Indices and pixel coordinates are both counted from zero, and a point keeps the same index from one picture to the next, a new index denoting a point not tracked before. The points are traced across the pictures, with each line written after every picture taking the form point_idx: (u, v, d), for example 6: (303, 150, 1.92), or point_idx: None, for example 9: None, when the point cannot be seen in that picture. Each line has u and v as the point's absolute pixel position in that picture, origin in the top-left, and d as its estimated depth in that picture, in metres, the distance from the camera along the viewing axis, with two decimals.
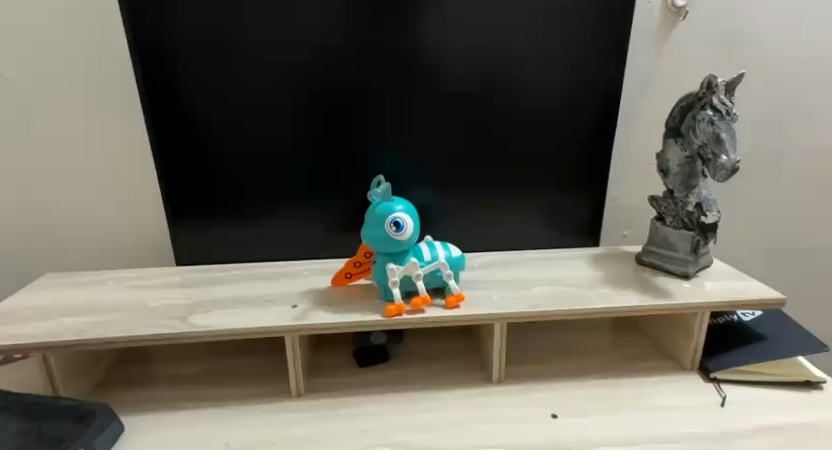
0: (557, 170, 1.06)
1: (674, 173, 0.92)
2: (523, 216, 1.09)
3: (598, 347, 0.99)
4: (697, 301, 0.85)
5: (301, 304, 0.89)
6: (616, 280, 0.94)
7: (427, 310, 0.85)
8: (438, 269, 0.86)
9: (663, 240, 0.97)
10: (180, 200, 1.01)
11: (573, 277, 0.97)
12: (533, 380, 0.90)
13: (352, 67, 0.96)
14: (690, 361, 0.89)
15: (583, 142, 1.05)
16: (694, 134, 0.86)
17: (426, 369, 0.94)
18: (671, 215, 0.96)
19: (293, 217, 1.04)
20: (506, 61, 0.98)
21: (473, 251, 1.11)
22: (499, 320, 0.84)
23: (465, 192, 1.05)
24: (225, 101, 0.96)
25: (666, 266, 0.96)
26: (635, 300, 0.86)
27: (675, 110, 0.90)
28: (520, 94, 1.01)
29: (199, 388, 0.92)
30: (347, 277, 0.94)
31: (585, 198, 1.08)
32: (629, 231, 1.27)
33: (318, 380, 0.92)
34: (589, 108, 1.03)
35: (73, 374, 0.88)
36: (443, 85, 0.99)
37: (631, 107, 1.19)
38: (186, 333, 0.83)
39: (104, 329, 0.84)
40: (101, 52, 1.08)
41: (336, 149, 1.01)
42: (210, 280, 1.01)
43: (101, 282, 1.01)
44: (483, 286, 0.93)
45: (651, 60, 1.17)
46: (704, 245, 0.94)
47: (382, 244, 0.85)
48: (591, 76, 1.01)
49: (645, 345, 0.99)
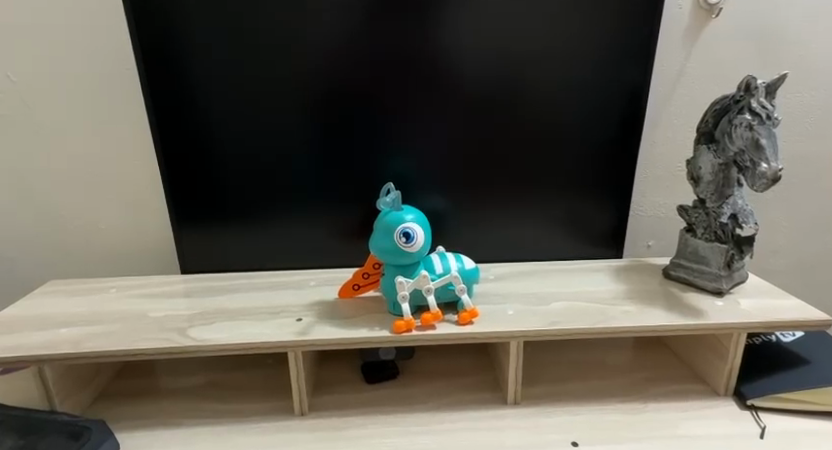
0: (577, 176, 1.00)
1: (706, 182, 0.86)
2: (541, 225, 1.03)
3: (622, 367, 0.93)
4: (732, 321, 0.78)
5: (306, 317, 0.85)
6: (641, 295, 0.88)
7: (438, 327, 0.79)
8: (451, 282, 0.81)
9: (692, 253, 0.90)
10: (185, 207, 0.98)
11: (594, 291, 0.91)
12: (552, 402, 0.84)
13: (364, 67, 0.92)
14: (724, 385, 0.83)
15: (607, 147, 0.99)
16: (730, 140, 0.80)
17: (437, 388, 0.89)
18: (703, 227, 0.89)
19: (301, 224, 1.01)
20: (524, 63, 0.93)
21: (488, 261, 1.05)
22: (516, 339, 0.79)
23: (480, 199, 1.00)
24: (231, 105, 0.93)
25: (696, 281, 0.89)
26: (664, 318, 0.80)
27: (709, 113, 0.83)
28: (538, 98, 0.95)
29: (200, 402, 0.88)
30: (354, 288, 0.90)
31: (607, 207, 1.03)
32: (654, 241, 1.21)
33: (323, 398, 0.87)
34: (612, 111, 0.97)
35: (71, 387, 0.85)
36: (457, 89, 0.94)
37: (658, 110, 1.13)
38: (186, 347, 0.79)
39: (102, 342, 0.80)
40: (107, 55, 1.06)
41: (345, 154, 0.97)
42: (214, 289, 0.98)
43: (105, 290, 0.98)
44: (499, 299, 0.88)
45: (679, 61, 1.10)
46: (739, 259, 0.87)
47: (391, 255, 0.80)
48: (617, 77, 0.95)
49: (674, 366, 0.92)
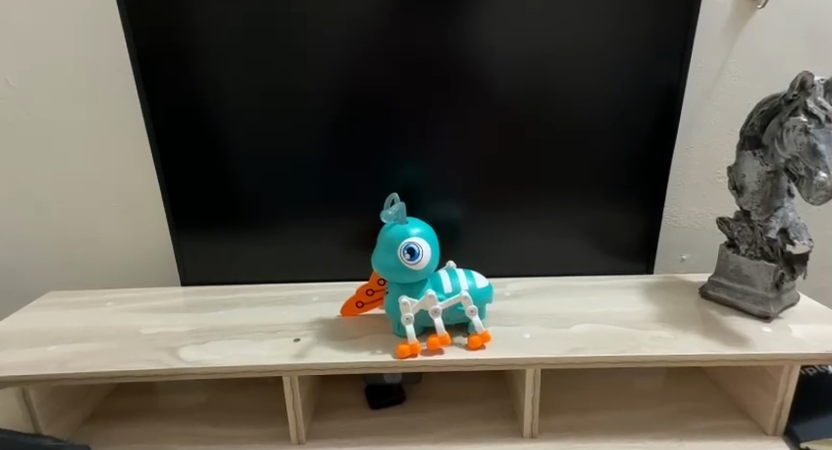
0: (604, 183, 0.91)
1: (750, 192, 0.77)
2: (563, 237, 0.95)
3: (652, 398, 0.84)
4: (784, 352, 0.69)
5: (305, 337, 0.78)
6: (675, 318, 0.79)
7: (446, 352, 0.72)
8: (460, 303, 0.73)
9: (735, 272, 0.81)
10: (185, 215, 0.93)
11: (622, 312, 0.82)
12: (572, 437, 0.76)
13: (371, 66, 0.85)
14: (773, 424, 0.73)
15: (637, 152, 0.90)
16: (781, 145, 0.70)
17: (445, 416, 0.81)
18: (747, 242, 0.80)
19: (304, 235, 0.95)
20: (545, 61, 0.85)
21: (505, 276, 0.97)
22: (532, 367, 0.71)
23: (496, 209, 0.93)
24: (231, 109, 0.87)
25: (739, 303, 0.79)
26: (702, 346, 0.71)
27: (755, 114, 0.75)
28: (561, 100, 0.87)
29: (192, 426, 0.83)
30: (357, 307, 0.83)
31: (636, 217, 0.94)
32: (689, 254, 1.10)
33: (323, 424, 0.81)
34: (643, 114, 0.88)
35: (60, 408, 0.80)
36: (471, 90, 0.86)
37: (694, 111, 1.03)
38: (174, 370, 0.73)
39: (88, 361, 0.75)
40: (107, 58, 1.02)
41: (351, 160, 0.90)
42: (213, 304, 0.92)
43: (100, 303, 0.94)
44: (515, 320, 0.79)
45: (719, 58, 1.00)
46: (789, 279, 0.78)
47: (395, 273, 0.73)
48: (648, 74, 0.86)
49: (709, 398, 0.83)
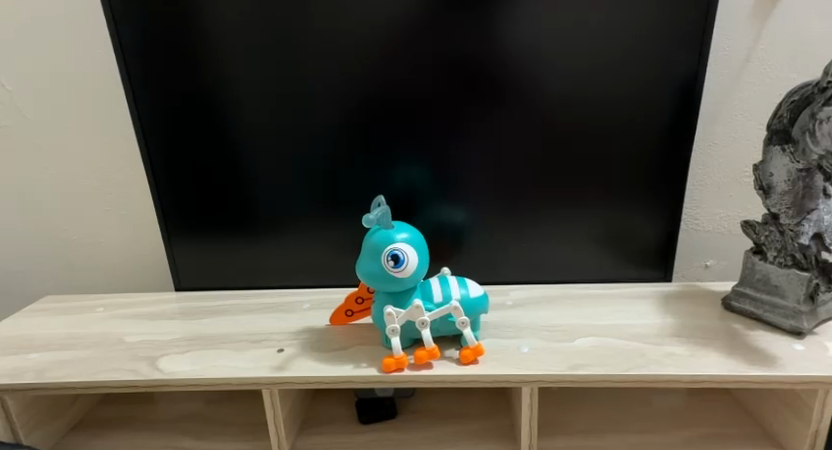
0: (617, 184, 0.84)
1: (780, 193, 0.69)
2: (572, 242, 0.88)
3: (664, 420, 0.76)
4: (820, 375, 0.60)
5: (289, 348, 0.74)
6: (694, 332, 0.71)
7: (435, 367, 0.66)
8: (451, 314, 0.68)
9: (761, 281, 0.73)
10: (174, 217, 0.90)
11: (633, 325, 0.74)
12: None
13: (364, 58, 0.80)
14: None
15: (655, 149, 0.82)
16: (814, 140, 0.62)
17: (438, 435, 0.76)
18: (775, 248, 0.72)
19: (296, 239, 0.90)
20: (551, 51, 0.78)
21: (508, 283, 0.91)
22: (529, 384, 0.64)
23: (499, 212, 0.86)
24: (219, 108, 0.83)
25: (768, 317, 0.71)
26: (725, 365, 0.63)
27: (783, 105, 0.66)
28: (568, 93, 0.80)
29: (175, 439, 0.79)
30: (348, 315, 0.78)
31: (651, 221, 0.86)
32: (714, 260, 1.02)
33: (309, 441, 0.76)
34: (660, 107, 0.80)
35: (40, 418, 0.78)
36: (468, 84, 0.80)
37: (719, 104, 0.94)
38: (150, 381, 0.69)
39: (66, 370, 0.72)
40: (99, 57, 0.99)
41: (344, 160, 0.85)
42: (203, 311, 0.89)
43: (90, 309, 0.91)
44: (514, 332, 0.73)
45: (748, 44, 0.91)
46: (826, 290, 0.69)
47: (380, 281, 0.68)
48: (667, 63, 0.78)
49: (731, 423, 0.75)
